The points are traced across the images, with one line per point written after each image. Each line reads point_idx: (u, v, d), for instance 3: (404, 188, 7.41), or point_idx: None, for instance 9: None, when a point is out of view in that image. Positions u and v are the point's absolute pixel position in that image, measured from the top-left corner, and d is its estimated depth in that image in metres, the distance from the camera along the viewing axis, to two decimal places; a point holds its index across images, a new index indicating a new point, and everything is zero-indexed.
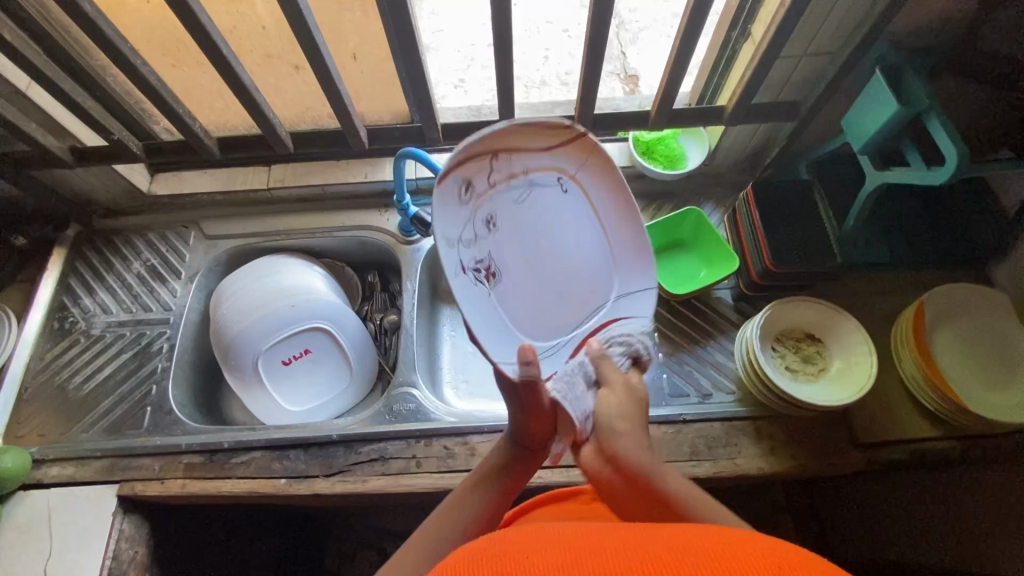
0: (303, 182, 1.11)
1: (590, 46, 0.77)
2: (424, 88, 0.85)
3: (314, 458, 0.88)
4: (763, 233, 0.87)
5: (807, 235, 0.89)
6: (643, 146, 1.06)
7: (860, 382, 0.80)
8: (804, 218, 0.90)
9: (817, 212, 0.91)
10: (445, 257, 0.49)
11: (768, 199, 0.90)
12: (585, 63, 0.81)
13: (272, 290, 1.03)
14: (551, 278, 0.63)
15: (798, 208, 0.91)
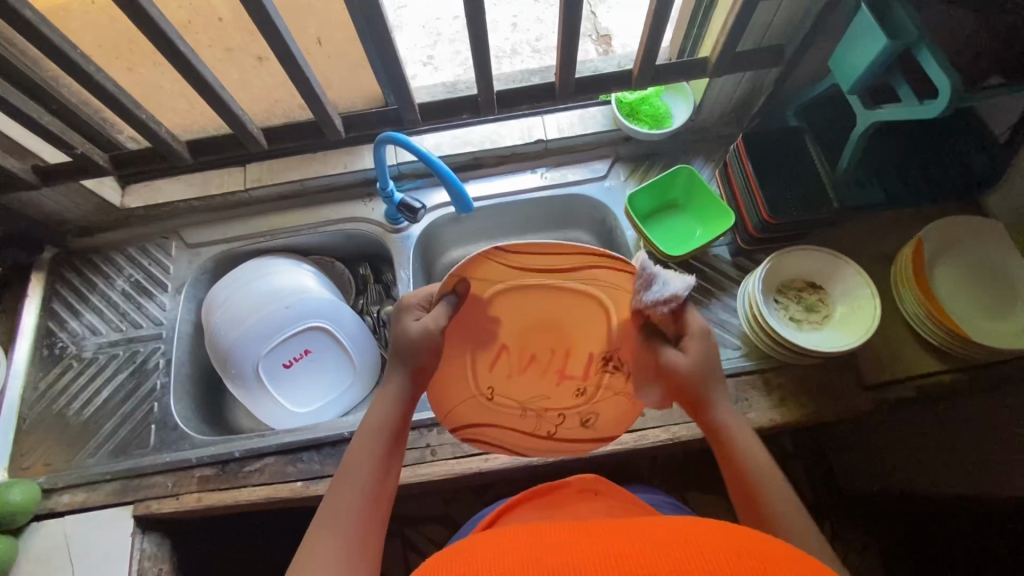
0: (281, 178, 1.06)
1: (566, 6, 0.74)
2: (397, 68, 0.81)
3: (328, 458, 0.87)
4: (757, 185, 0.86)
5: (803, 182, 0.88)
6: (627, 108, 1.04)
7: (864, 325, 0.81)
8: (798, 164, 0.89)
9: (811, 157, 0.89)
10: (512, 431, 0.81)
11: (760, 150, 0.88)
12: (563, 25, 0.77)
13: (264, 293, 1.01)
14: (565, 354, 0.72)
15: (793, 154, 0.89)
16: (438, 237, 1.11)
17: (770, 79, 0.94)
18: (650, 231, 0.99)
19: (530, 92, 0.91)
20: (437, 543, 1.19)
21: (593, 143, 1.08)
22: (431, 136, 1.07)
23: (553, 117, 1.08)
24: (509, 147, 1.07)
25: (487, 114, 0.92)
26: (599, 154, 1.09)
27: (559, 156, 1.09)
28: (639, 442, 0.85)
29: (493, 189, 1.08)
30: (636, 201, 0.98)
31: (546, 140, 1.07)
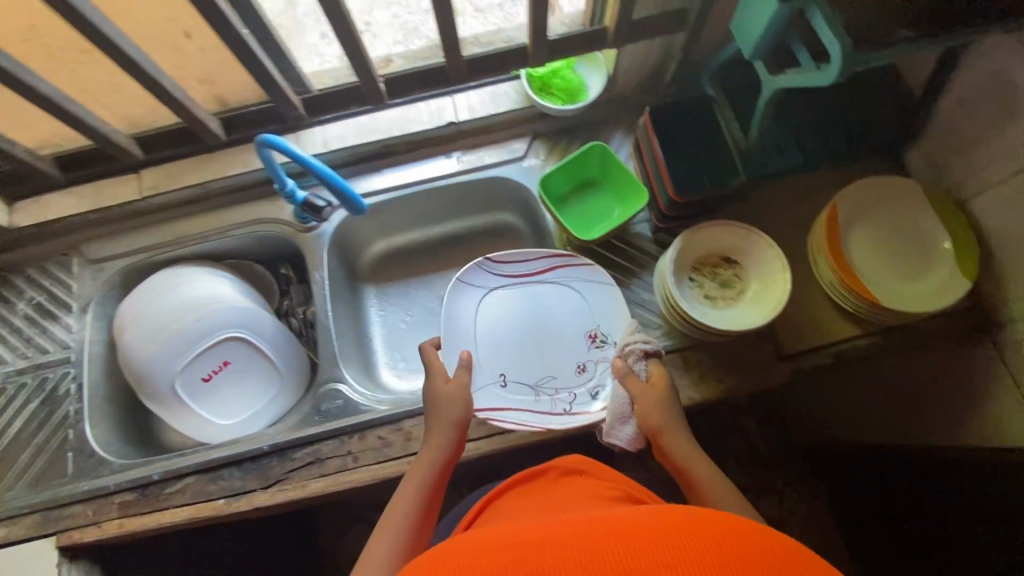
0: (179, 183, 1.00)
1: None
2: (262, 64, 0.74)
3: (250, 473, 0.85)
4: (664, 162, 0.84)
5: (713, 157, 0.86)
6: (538, 83, 0.98)
7: (775, 299, 0.81)
8: (707, 137, 0.86)
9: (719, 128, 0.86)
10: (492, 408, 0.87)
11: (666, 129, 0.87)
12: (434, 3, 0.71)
13: (174, 307, 0.97)
14: (546, 334, 0.93)
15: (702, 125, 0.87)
16: (354, 232, 1.06)
17: (679, 42, 0.88)
18: (566, 213, 0.96)
19: (422, 75, 0.85)
20: None
21: (507, 121, 1.03)
22: (335, 125, 1.01)
23: (463, 97, 1.02)
24: (418, 132, 1.01)
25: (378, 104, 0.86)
26: (516, 132, 1.03)
27: (473, 137, 1.04)
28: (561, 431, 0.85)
29: (408, 178, 1.03)
30: (550, 183, 0.95)
31: (457, 122, 1.01)
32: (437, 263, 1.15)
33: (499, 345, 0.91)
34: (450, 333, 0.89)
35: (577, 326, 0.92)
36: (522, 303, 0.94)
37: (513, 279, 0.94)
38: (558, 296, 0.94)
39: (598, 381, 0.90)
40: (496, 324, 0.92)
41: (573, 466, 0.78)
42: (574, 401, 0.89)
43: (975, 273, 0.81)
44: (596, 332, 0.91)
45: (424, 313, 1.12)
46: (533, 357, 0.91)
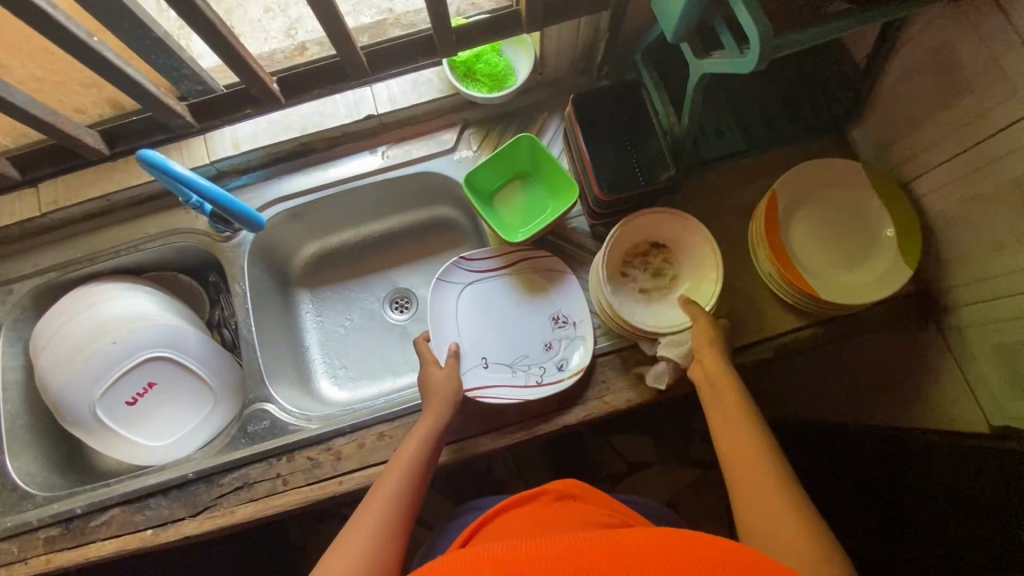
0: (80, 196, 0.94)
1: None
2: (126, 74, 0.66)
3: (177, 501, 0.83)
4: (588, 161, 0.81)
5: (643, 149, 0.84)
6: (462, 68, 0.90)
7: (706, 296, 0.80)
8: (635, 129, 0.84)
9: (649, 118, 0.83)
10: (478, 386, 0.85)
11: (590, 123, 0.85)
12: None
13: (88, 330, 0.90)
14: (522, 318, 0.91)
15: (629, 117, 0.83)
16: (279, 237, 1.00)
17: (605, 20, 0.81)
18: (499, 211, 0.93)
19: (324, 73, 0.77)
20: None
21: (433, 111, 0.96)
22: (245, 124, 0.94)
23: (383, 86, 0.95)
24: (336, 128, 0.94)
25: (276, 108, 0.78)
26: (443, 123, 0.97)
27: (398, 130, 0.97)
28: (496, 442, 0.82)
29: (330, 178, 0.96)
30: (479, 182, 0.91)
31: (378, 114, 0.94)
32: (375, 262, 1.09)
33: (480, 329, 0.90)
34: (436, 322, 0.89)
35: (543, 305, 0.90)
36: (497, 297, 0.91)
37: (485, 270, 0.92)
38: (529, 280, 0.91)
39: (564, 355, 0.86)
40: (473, 315, 0.90)
41: (567, 491, 0.74)
42: (544, 375, 0.85)
43: (916, 258, 0.78)
44: (558, 312, 0.89)
45: (363, 316, 1.06)
46: (511, 339, 0.90)
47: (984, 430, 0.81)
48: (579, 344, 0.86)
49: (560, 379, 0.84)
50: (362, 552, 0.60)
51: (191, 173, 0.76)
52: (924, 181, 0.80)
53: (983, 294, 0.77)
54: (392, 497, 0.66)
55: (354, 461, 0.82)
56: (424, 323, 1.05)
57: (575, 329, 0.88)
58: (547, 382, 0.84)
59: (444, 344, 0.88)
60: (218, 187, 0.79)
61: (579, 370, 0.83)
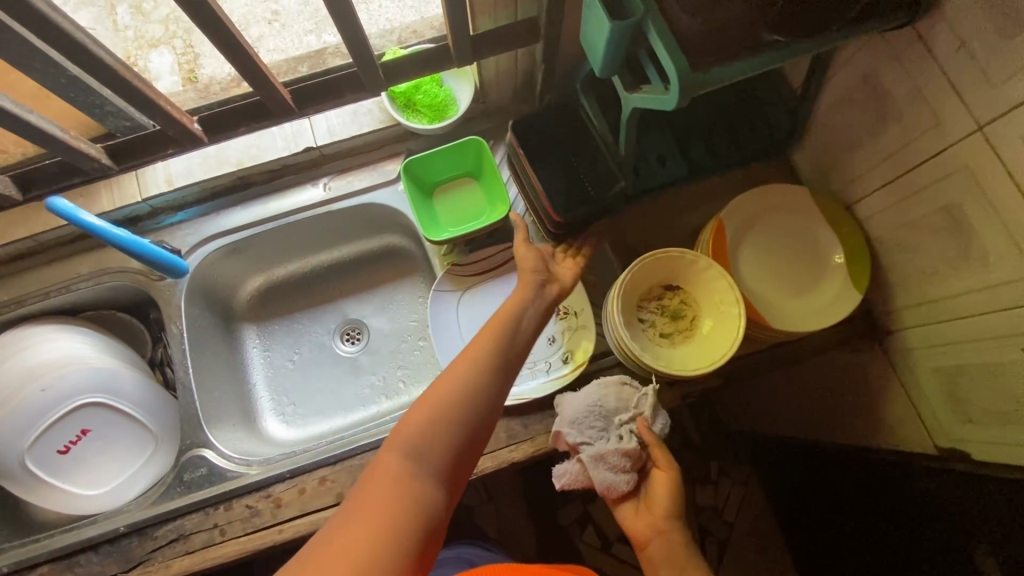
0: (5, 237, 0.91)
1: (205, 22, 0.58)
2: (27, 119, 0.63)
3: (109, 556, 0.79)
4: (536, 184, 0.82)
5: (587, 172, 0.83)
6: (402, 99, 0.89)
7: (731, 327, 0.73)
8: (580, 155, 0.84)
9: (593, 143, 0.84)
10: None
11: (533, 147, 0.84)
12: (220, 42, 0.61)
13: (13, 377, 0.86)
14: None
15: (573, 143, 0.85)
16: (219, 271, 0.98)
17: (539, 53, 0.80)
18: (432, 207, 0.90)
19: (251, 110, 0.76)
20: None
21: (374, 141, 0.94)
22: (181, 160, 0.92)
23: (322, 117, 0.93)
24: (274, 161, 0.92)
25: (201, 148, 0.77)
26: (384, 153, 0.95)
27: (341, 161, 0.95)
28: None
29: (271, 212, 0.94)
30: (423, 173, 0.89)
31: (318, 146, 0.92)
32: (326, 294, 1.08)
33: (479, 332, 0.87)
34: (438, 334, 0.87)
35: None
36: (490, 297, 0.89)
37: (478, 274, 0.89)
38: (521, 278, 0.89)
39: (567, 347, 0.85)
40: (470, 318, 0.88)
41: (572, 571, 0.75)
42: (551, 370, 0.84)
43: (865, 281, 0.78)
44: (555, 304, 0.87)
45: (313, 349, 1.05)
46: None
47: (931, 450, 0.80)
48: (581, 335, 0.85)
49: (565, 375, 0.82)
50: (449, 414, 0.58)
51: (105, 223, 0.78)
52: (862, 206, 0.80)
53: (924, 317, 0.76)
54: (496, 341, 0.63)
55: (293, 508, 0.79)
56: (375, 355, 1.04)
57: (575, 319, 0.86)
58: (556, 377, 0.82)
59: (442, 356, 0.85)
60: (130, 234, 0.81)
61: (582, 361, 0.83)
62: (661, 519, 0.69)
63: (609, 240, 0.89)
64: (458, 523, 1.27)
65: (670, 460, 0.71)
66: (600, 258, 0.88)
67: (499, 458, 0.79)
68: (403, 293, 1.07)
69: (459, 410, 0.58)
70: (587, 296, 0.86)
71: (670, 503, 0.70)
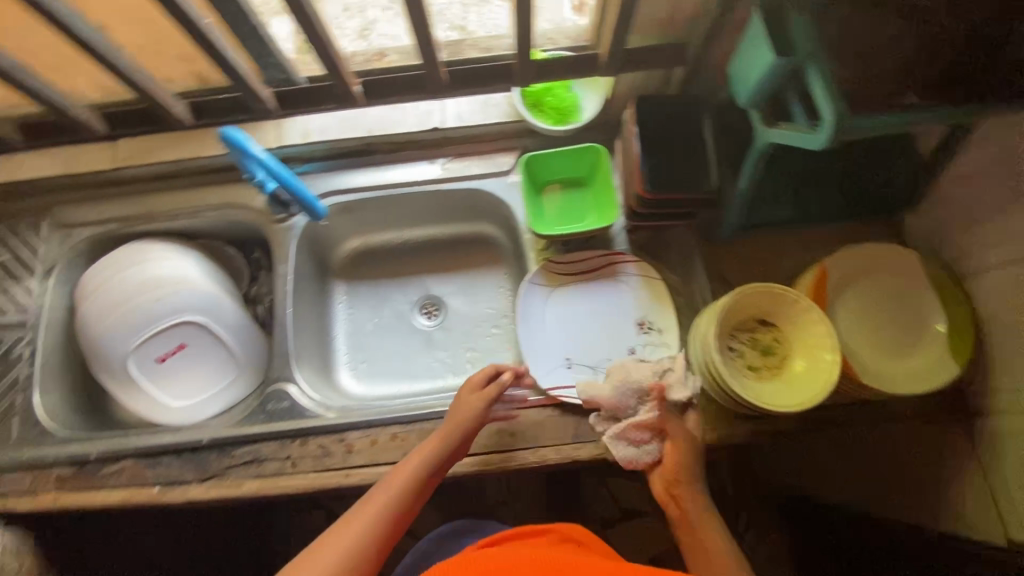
0: (152, 158, 1.00)
1: None
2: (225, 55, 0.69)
3: (188, 464, 0.85)
4: (641, 158, 0.79)
5: (696, 165, 0.79)
6: (531, 98, 0.94)
7: (822, 371, 0.73)
8: (697, 149, 0.80)
9: (707, 143, 0.80)
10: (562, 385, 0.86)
11: (654, 124, 0.81)
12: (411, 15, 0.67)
13: (134, 284, 0.94)
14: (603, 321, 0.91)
15: (689, 136, 0.81)
16: (331, 227, 1.05)
17: (678, 77, 0.84)
18: (539, 202, 0.93)
19: (402, 83, 0.82)
20: None
21: (495, 133, 0.99)
22: (319, 118, 0.99)
23: (453, 102, 0.99)
24: (402, 134, 0.98)
25: (354, 108, 0.84)
26: (502, 144, 0.99)
27: (460, 145, 1.00)
28: (505, 465, 0.81)
29: (388, 180, 0.99)
30: (539, 168, 0.91)
31: (444, 127, 0.98)
32: (414, 267, 1.13)
33: (564, 329, 0.90)
34: (524, 323, 0.90)
35: (626, 311, 0.90)
36: (579, 298, 0.92)
37: (572, 273, 0.92)
38: (612, 285, 0.92)
39: (646, 360, 0.87)
40: (556, 314, 0.91)
41: (573, 535, 0.74)
42: None
43: (966, 356, 0.77)
44: (641, 318, 0.90)
45: (392, 316, 1.10)
46: (593, 340, 0.90)
47: (1000, 541, 0.76)
48: (662, 351, 0.87)
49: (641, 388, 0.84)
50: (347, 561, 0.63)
51: (266, 156, 0.86)
52: (972, 282, 0.80)
53: (1019, 404, 0.75)
54: (408, 489, 0.71)
55: (363, 456, 0.84)
56: (449, 333, 1.09)
57: (659, 335, 0.88)
58: None
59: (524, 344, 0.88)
60: (286, 169, 0.89)
61: None
62: (674, 484, 0.76)
63: (705, 267, 0.91)
64: (482, 513, 1.30)
65: (679, 431, 0.77)
66: (692, 284, 0.90)
67: (564, 452, 0.82)
68: (486, 281, 1.11)
69: (356, 565, 0.63)
70: (675, 316, 0.88)
71: (686, 463, 0.76)
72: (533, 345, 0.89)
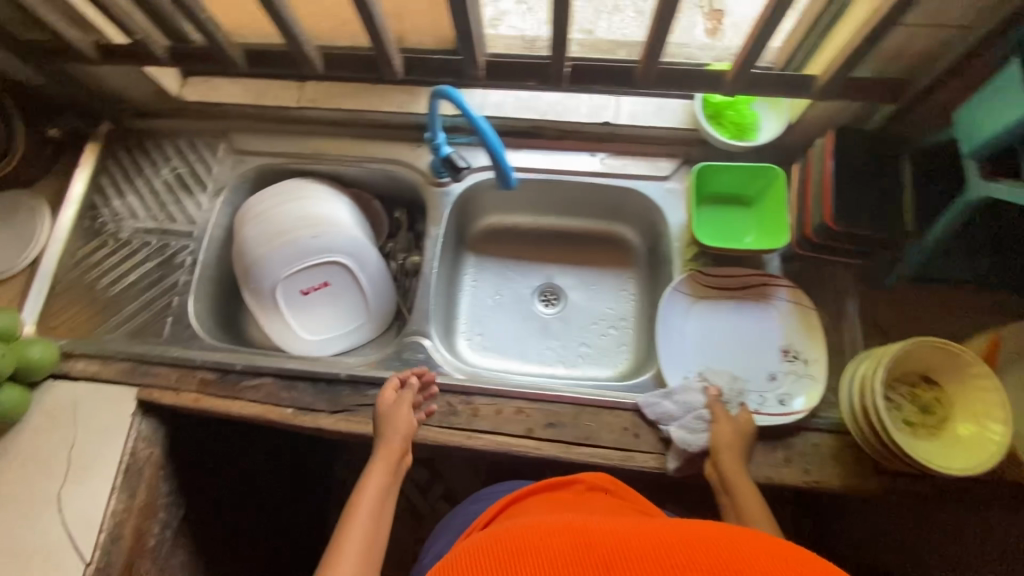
0: (334, 104, 1.05)
1: None
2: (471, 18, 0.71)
3: (321, 394, 0.89)
4: (832, 186, 0.78)
5: (888, 204, 0.78)
6: (712, 109, 0.94)
7: (990, 443, 0.70)
8: (889, 189, 0.78)
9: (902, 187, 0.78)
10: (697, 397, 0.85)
11: (851, 153, 0.79)
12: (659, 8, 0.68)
13: (296, 217, 0.99)
14: (744, 342, 0.90)
15: (883, 174, 0.79)
16: (479, 199, 1.09)
17: (879, 115, 0.82)
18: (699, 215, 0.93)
19: (612, 71, 0.79)
20: None
21: (664, 137, 0.99)
22: (496, 94, 1.03)
23: (628, 101, 1.01)
24: (572, 123, 1.01)
25: (557, 87, 0.81)
26: (668, 150, 0.99)
27: (626, 144, 1.01)
28: (625, 463, 0.82)
29: (548, 164, 1.01)
30: (707, 181, 0.92)
31: (615, 124, 1.00)
32: (542, 254, 1.14)
33: (703, 343, 0.90)
34: (666, 329, 0.90)
35: (770, 336, 0.90)
36: (723, 314, 0.92)
37: (720, 289, 0.92)
38: (758, 309, 0.91)
39: (788, 390, 0.85)
40: (697, 326, 0.91)
41: (599, 484, 0.75)
42: (765, 404, 0.84)
43: None
44: (786, 346, 0.88)
45: (513, 296, 1.12)
46: (731, 358, 0.89)
47: None
48: (807, 383, 0.85)
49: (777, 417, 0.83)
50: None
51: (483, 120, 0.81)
52: None
53: None
54: (374, 509, 0.72)
55: (486, 423, 0.85)
56: (567, 324, 1.09)
57: (804, 366, 0.86)
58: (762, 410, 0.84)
59: (663, 348, 0.89)
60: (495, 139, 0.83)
61: (804, 409, 0.83)
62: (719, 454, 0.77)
63: (859, 311, 0.88)
64: None
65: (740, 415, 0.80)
66: (842, 325, 0.88)
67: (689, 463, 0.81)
68: (610, 281, 1.11)
69: None
70: (826, 348, 0.86)
71: (729, 436, 0.78)
72: (672, 351, 0.89)
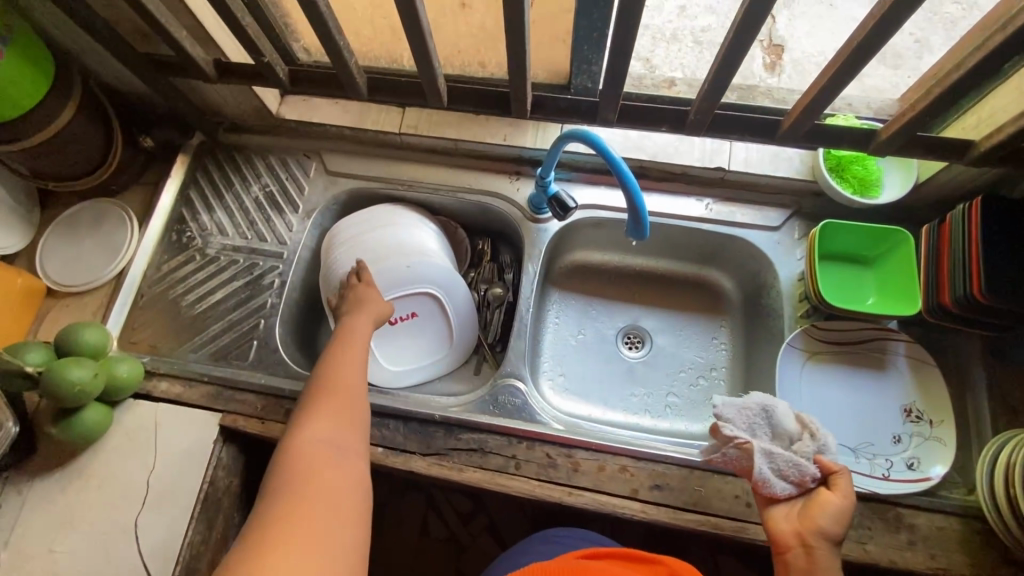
0: (435, 131, 1.03)
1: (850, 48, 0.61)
2: (623, 64, 0.68)
3: (412, 433, 0.85)
4: (982, 254, 0.74)
5: None
6: (835, 162, 0.91)
7: None
8: None
9: None
10: None
11: (1000, 222, 0.75)
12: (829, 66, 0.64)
13: (391, 244, 0.97)
14: (861, 402, 0.87)
15: None
16: (573, 236, 1.06)
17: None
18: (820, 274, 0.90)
19: (753, 123, 0.77)
20: (456, 517, 1.23)
21: (779, 186, 0.96)
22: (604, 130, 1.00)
23: (742, 146, 0.97)
24: (682, 165, 0.97)
25: (690, 135, 0.79)
26: (780, 201, 0.96)
27: (736, 190, 0.97)
28: (736, 534, 0.77)
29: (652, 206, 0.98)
30: (829, 240, 0.89)
31: (728, 169, 0.96)
32: (630, 295, 1.10)
33: (818, 403, 0.87)
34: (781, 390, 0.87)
35: (889, 394, 0.86)
36: (837, 371, 0.89)
37: (835, 346, 0.89)
38: (874, 367, 0.88)
39: (915, 453, 0.82)
40: (811, 386, 0.88)
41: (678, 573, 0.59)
42: (892, 469, 0.81)
43: None
44: (907, 404, 0.85)
45: (598, 336, 1.08)
46: (850, 419, 0.86)
47: None
48: (935, 446, 0.82)
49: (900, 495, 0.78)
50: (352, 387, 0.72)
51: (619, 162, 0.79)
52: None
53: None
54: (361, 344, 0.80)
55: (588, 479, 0.81)
56: (655, 369, 1.04)
57: (929, 428, 0.83)
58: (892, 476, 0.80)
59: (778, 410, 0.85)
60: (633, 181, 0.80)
61: (936, 475, 0.79)
62: (812, 533, 0.63)
63: (987, 386, 0.83)
64: None
65: (849, 494, 0.66)
66: (968, 399, 0.83)
67: None
68: (703, 328, 1.06)
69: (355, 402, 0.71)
70: (952, 410, 0.83)
71: (832, 524, 0.63)
72: None
